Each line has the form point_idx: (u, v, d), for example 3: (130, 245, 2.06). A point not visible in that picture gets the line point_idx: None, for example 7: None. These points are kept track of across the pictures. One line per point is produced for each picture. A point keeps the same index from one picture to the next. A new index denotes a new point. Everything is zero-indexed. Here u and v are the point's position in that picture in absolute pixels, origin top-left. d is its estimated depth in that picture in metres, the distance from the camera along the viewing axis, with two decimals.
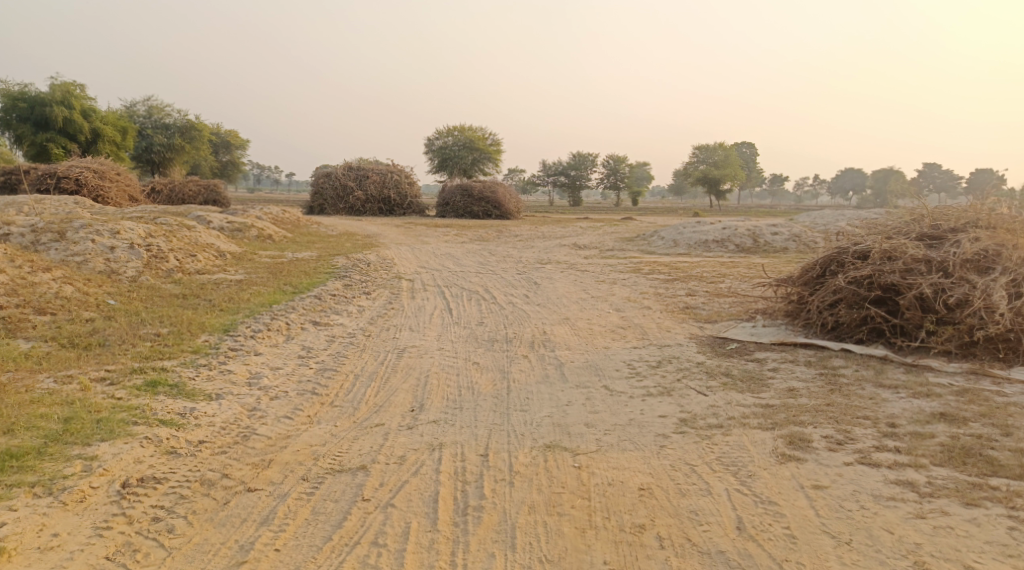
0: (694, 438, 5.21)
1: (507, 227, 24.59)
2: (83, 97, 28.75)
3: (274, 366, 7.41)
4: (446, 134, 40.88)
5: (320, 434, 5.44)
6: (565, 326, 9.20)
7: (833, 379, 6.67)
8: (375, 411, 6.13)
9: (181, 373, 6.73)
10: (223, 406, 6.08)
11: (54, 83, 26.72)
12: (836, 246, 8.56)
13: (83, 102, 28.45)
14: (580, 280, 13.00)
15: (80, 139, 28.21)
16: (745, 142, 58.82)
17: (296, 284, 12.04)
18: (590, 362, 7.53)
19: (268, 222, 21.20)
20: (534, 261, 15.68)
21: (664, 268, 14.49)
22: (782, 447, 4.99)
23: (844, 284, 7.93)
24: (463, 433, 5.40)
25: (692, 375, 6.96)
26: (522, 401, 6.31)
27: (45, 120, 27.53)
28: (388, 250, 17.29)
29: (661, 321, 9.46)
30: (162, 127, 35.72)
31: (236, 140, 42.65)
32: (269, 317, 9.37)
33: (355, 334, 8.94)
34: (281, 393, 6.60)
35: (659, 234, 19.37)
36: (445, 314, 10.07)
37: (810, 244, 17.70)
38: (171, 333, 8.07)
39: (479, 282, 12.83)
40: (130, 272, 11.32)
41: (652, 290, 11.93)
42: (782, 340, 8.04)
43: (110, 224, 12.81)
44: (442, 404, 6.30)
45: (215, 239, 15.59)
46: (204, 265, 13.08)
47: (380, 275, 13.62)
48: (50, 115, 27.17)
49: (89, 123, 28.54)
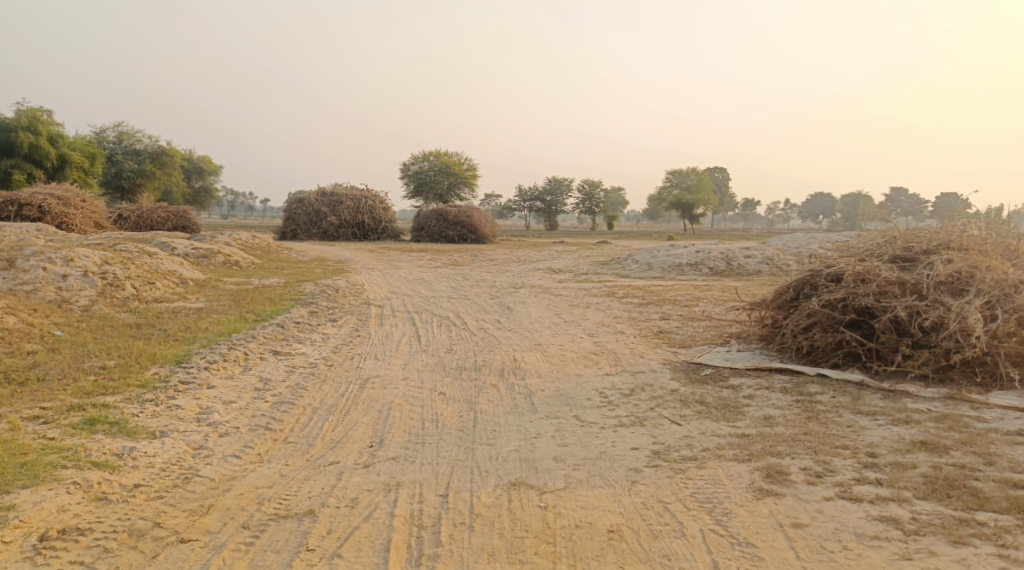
0: (667, 472, 4.89)
1: (481, 252, 24.30)
2: (50, 122, 28.21)
3: (227, 400, 7.02)
4: (422, 159, 40.68)
5: (268, 474, 5.06)
6: (536, 352, 8.88)
7: (810, 406, 6.40)
8: (330, 448, 5.75)
9: (124, 410, 6.32)
10: (166, 444, 5.68)
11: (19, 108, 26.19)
12: (809, 268, 8.34)
13: (50, 128, 27.90)
14: (553, 305, 12.73)
15: (46, 165, 27.57)
16: (718, 167, 59.32)
17: (258, 312, 11.65)
18: (560, 391, 7.21)
19: (235, 247, 20.75)
20: (507, 286, 15.38)
21: (638, 292, 14.26)
22: (760, 481, 4.69)
23: (818, 307, 7.72)
24: (422, 471, 5.04)
25: (665, 403, 6.66)
26: (488, 434, 5.97)
27: (10, 147, 26.92)
28: (358, 276, 16.94)
29: (635, 346, 9.17)
30: (133, 152, 35.39)
31: (209, 166, 42.18)
32: (226, 346, 8.96)
33: (317, 364, 8.56)
34: (231, 429, 6.20)
35: (633, 257, 19.21)
36: (412, 341, 9.71)
37: (783, 267, 17.62)
38: (118, 366, 7.66)
39: (451, 307, 12.50)
40: (82, 300, 10.89)
41: (627, 314, 11.67)
42: (757, 366, 7.78)
43: (63, 252, 12.36)
44: (402, 439, 5.93)
45: (178, 265, 15.15)
46: (162, 293, 12.65)
47: (348, 301, 13.25)
48: (15, 142, 26.57)
49: (55, 149, 27.97)
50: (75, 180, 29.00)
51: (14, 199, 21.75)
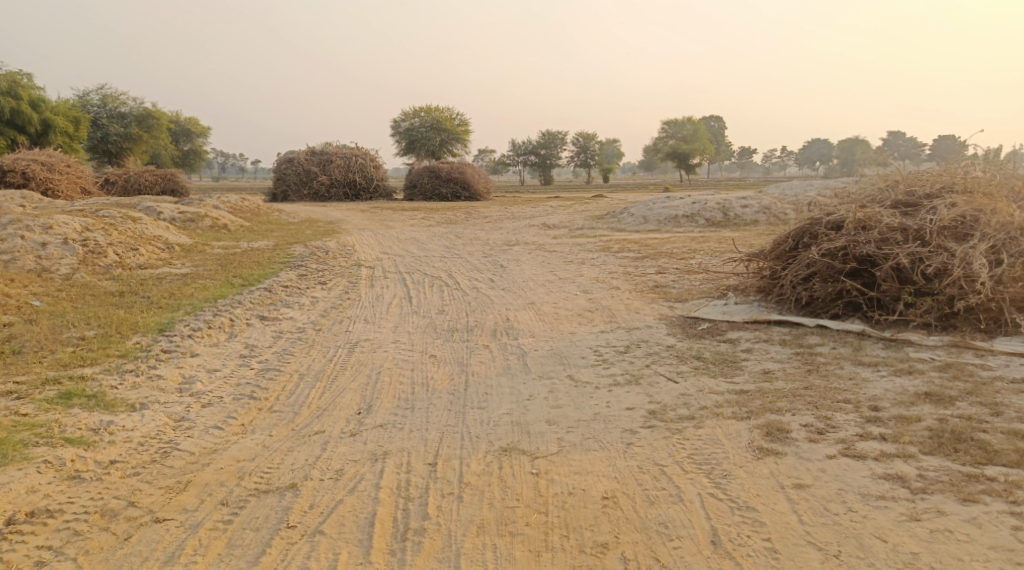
0: (664, 433, 4.71)
1: (475, 209, 23.96)
2: (32, 87, 27.54)
3: (210, 368, 6.82)
4: (412, 116, 40.01)
5: (250, 446, 4.88)
6: (529, 311, 8.67)
7: (810, 359, 6.22)
8: (315, 416, 5.56)
9: (102, 382, 6.14)
10: (145, 417, 5.49)
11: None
12: (808, 217, 8.09)
13: (32, 92, 27.23)
14: (548, 261, 12.49)
15: (29, 130, 26.96)
16: (713, 117, 58.59)
17: (246, 276, 11.40)
18: (554, 350, 7.00)
19: (224, 210, 20.39)
20: (501, 243, 15.12)
21: (634, 245, 14.01)
22: (759, 439, 4.50)
23: (817, 257, 7.49)
24: (410, 439, 4.85)
25: (662, 360, 6.46)
26: (479, 397, 5.77)
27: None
28: (349, 236, 16.66)
29: (630, 302, 8.96)
30: (118, 116, 34.63)
31: (196, 128, 41.46)
32: (211, 313, 8.73)
33: (305, 328, 8.34)
34: (214, 399, 6.01)
35: (629, 210, 18.90)
36: (404, 302, 9.49)
37: (780, 216, 17.36)
38: (98, 336, 7.46)
39: (443, 267, 12.25)
40: (63, 269, 10.66)
41: (622, 269, 11.43)
42: (755, 318, 7.59)
43: (42, 220, 12.05)
44: (390, 405, 5.74)
45: (164, 230, 14.85)
46: (147, 259, 12.37)
47: (339, 263, 12.98)
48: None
49: (39, 114, 27.35)
50: (60, 146, 28.43)
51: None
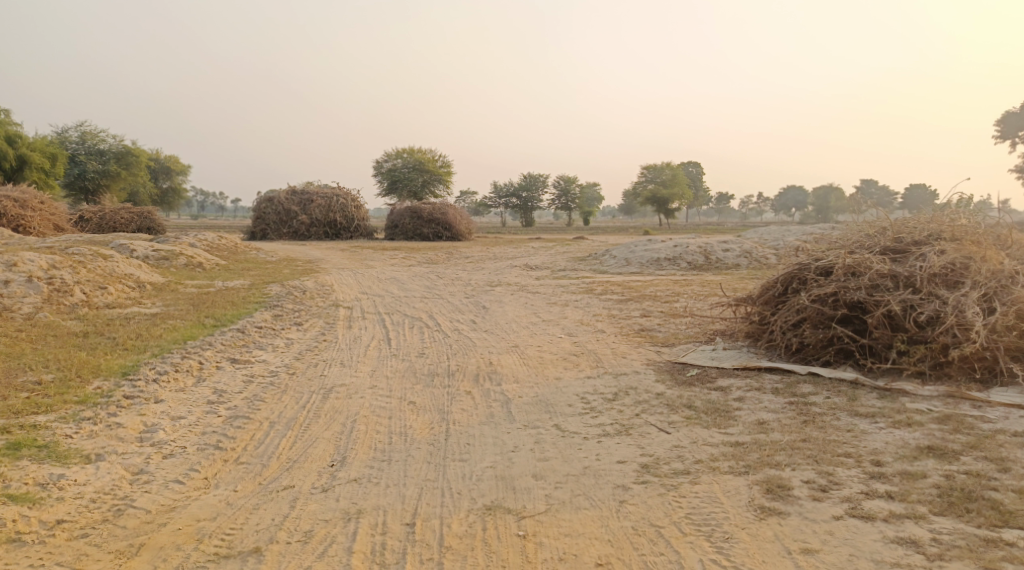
0: (658, 490, 4.42)
1: (456, 249, 23.75)
2: (9, 123, 27.18)
3: (175, 415, 6.44)
4: (395, 158, 40.06)
5: (212, 503, 4.52)
6: (512, 355, 8.38)
7: (805, 408, 5.96)
8: (285, 469, 5.21)
9: (56, 431, 5.77)
10: (100, 470, 5.12)
11: None
12: (797, 261, 7.91)
13: (9, 128, 26.86)
14: (530, 303, 12.23)
15: (5, 166, 26.51)
16: (691, 161, 59.25)
17: (219, 316, 11.03)
18: (539, 397, 6.70)
19: (200, 248, 20.02)
20: (482, 284, 14.87)
21: (617, 288, 13.82)
22: (760, 497, 4.22)
23: (807, 303, 7.28)
24: (386, 495, 4.52)
25: (651, 409, 6.18)
26: (461, 449, 5.45)
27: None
28: (328, 276, 16.34)
29: (616, 346, 8.70)
30: (97, 153, 34.22)
31: (177, 166, 41.13)
32: (180, 355, 8.35)
33: (278, 372, 7.99)
34: (177, 449, 5.64)
35: (611, 253, 18.77)
36: (382, 345, 9.16)
37: (762, 261, 17.27)
38: (57, 380, 7.08)
39: (423, 308, 11.96)
40: (26, 308, 10.26)
41: (606, 311, 11.20)
42: (745, 365, 7.35)
43: (7, 256, 11.65)
44: (365, 456, 5.40)
45: (136, 268, 14.46)
46: (116, 298, 11.96)
47: (316, 303, 12.66)
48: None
49: (15, 150, 26.92)
50: (36, 182, 27.96)
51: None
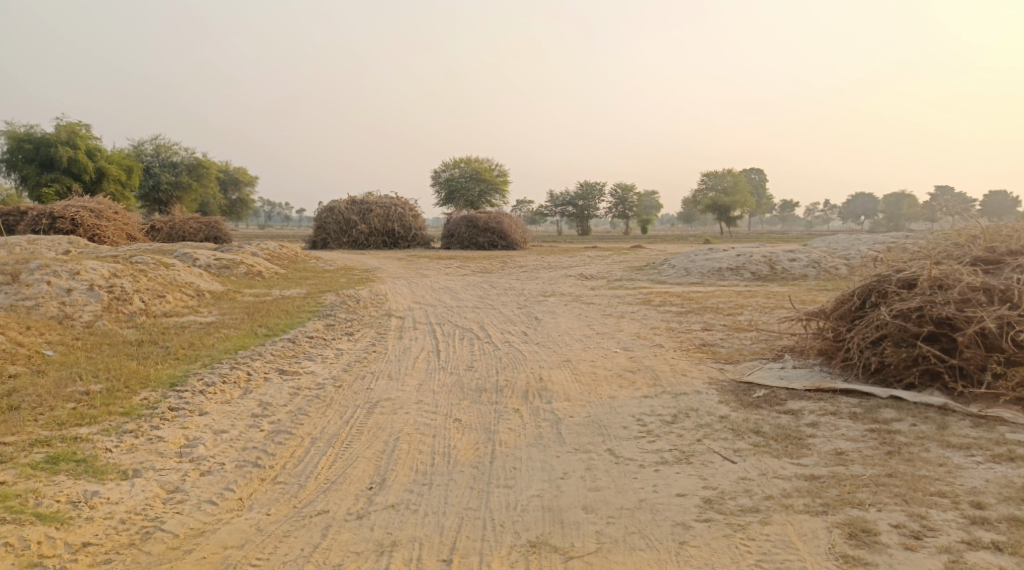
0: (723, 530, 4.03)
1: (512, 258, 23.47)
2: (90, 137, 28.14)
3: (217, 429, 6.26)
4: (451, 167, 40.31)
5: (242, 527, 4.29)
6: (564, 370, 7.99)
7: (889, 439, 5.44)
8: (321, 491, 4.95)
9: (96, 445, 5.62)
10: (134, 487, 4.92)
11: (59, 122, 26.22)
12: (875, 273, 7.33)
13: (89, 142, 27.81)
14: (585, 314, 11.83)
15: (85, 179, 27.31)
16: (755, 169, 57.89)
17: (272, 325, 10.94)
18: (592, 418, 6.30)
19: (261, 257, 20.20)
20: (537, 293, 14.52)
21: (677, 299, 13.30)
22: (842, 545, 3.82)
23: (888, 319, 6.71)
24: (423, 525, 4.23)
25: (715, 434, 5.73)
26: (506, 473, 5.11)
27: (51, 161, 26.93)
28: (382, 285, 16.22)
29: (675, 362, 8.22)
30: (170, 165, 35.00)
31: (246, 178, 42.03)
32: (229, 366, 8.22)
33: (325, 384, 7.77)
34: (215, 466, 5.43)
35: (670, 262, 18.20)
36: (431, 357, 8.89)
37: (832, 271, 16.44)
38: (104, 390, 6.99)
39: (475, 318, 11.66)
40: (86, 316, 10.35)
41: (665, 324, 10.70)
42: (818, 386, 6.82)
43: (70, 264, 11.80)
44: (405, 479, 5.10)
45: (197, 277, 14.57)
46: (174, 306, 12.00)
47: (369, 312, 12.50)
48: (55, 155, 26.52)
49: (94, 162, 27.77)
50: (115, 194, 28.72)
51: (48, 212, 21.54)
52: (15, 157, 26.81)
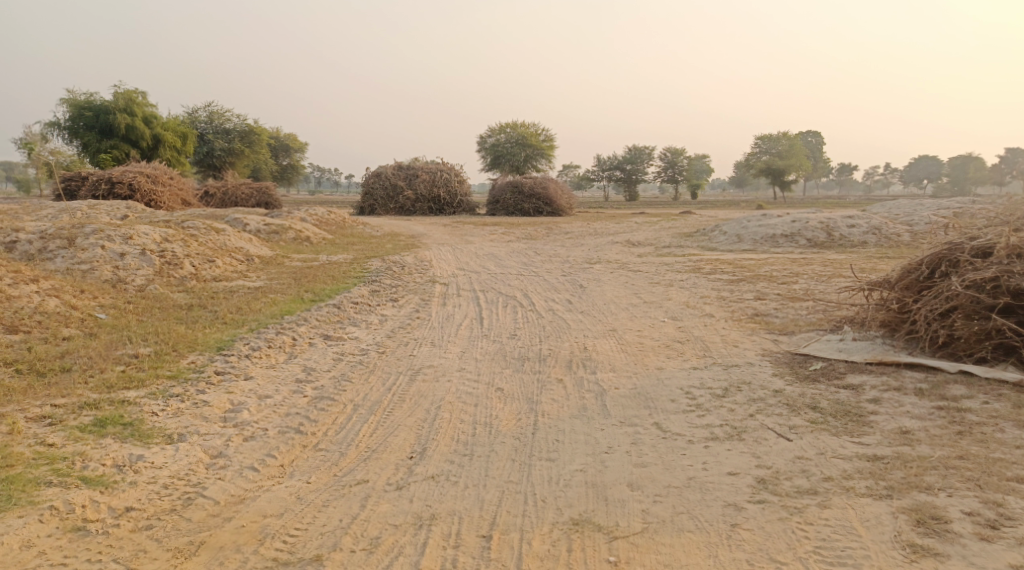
0: (779, 513, 3.96)
1: (559, 224, 23.20)
2: (146, 104, 28.49)
3: (261, 395, 6.24)
4: (499, 132, 39.60)
5: (282, 495, 4.30)
6: (610, 339, 7.80)
7: (958, 418, 5.21)
8: (362, 460, 4.89)
9: (143, 408, 5.64)
10: (178, 452, 4.92)
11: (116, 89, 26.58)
12: (946, 241, 7.00)
13: (146, 109, 28.17)
14: (632, 282, 11.60)
15: (142, 145, 27.88)
16: (811, 132, 56.18)
17: (318, 291, 10.95)
18: (639, 389, 6.13)
19: (309, 222, 20.30)
20: (583, 260, 14.30)
21: (727, 266, 12.97)
22: (909, 533, 3.77)
23: (960, 289, 6.39)
24: (464, 499, 4.20)
25: (768, 409, 5.52)
26: (549, 446, 4.99)
27: (109, 127, 27.46)
28: (428, 251, 16.16)
29: (726, 333, 7.95)
30: (223, 131, 35.33)
31: (296, 143, 42.26)
32: (274, 331, 8.23)
33: (368, 351, 7.72)
34: (258, 432, 5.41)
35: (721, 228, 17.75)
36: (475, 324, 8.79)
37: (893, 238, 15.79)
38: (152, 354, 7.04)
39: (520, 285, 11.51)
40: (138, 280, 10.49)
41: (715, 293, 10.41)
42: (880, 360, 6.51)
43: (123, 229, 11.96)
44: (446, 449, 5.02)
45: (246, 242, 14.66)
46: (222, 271, 12.09)
47: (414, 278, 12.44)
48: (113, 122, 27.00)
49: (150, 129, 28.22)
50: (171, 160, 29.13)
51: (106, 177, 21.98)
52: (75, 124, 27.33)
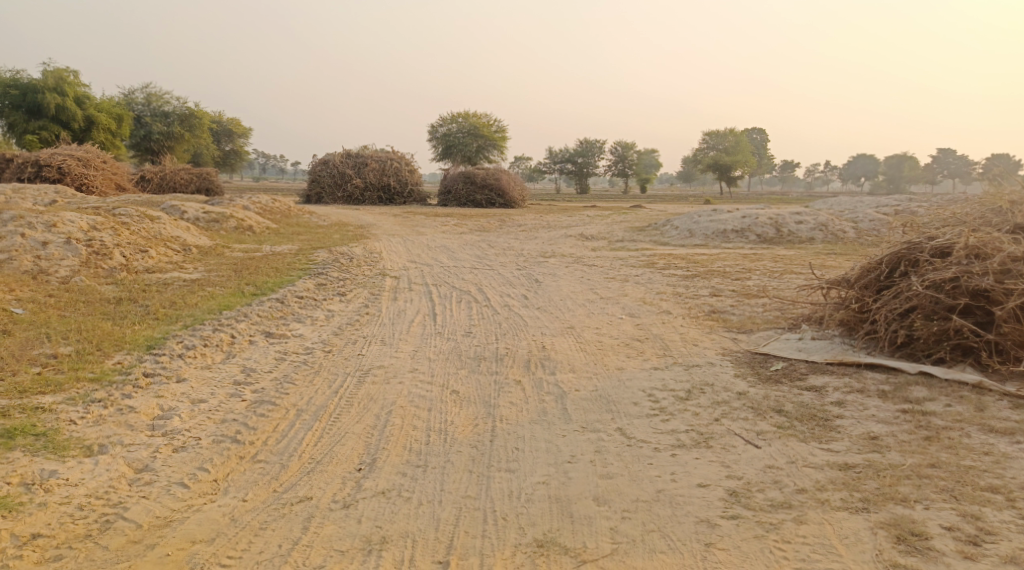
0: (754, 530, 3.74)
1: (510, 216, 22.89)
2: (78, 84, 27.19)
3: (195, 399, 5.77)
4: (449, 121, 39.24)
5: (213, 517, 3.94)
6: (567, 338, 7.51)
7: (925, 421, 5.04)
8: (305, 473, 4.50)
9: (60, 415, 5.15)
10: (98, 466, 4.46)
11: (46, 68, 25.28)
12: (905, 240, 6.87)
13: (78, 89, 26.87)
14: (587, 277, 11.34)
15: (74, 127, 26.57)
16: (756, 128, 56.97)
17: (259, 284, 10.41)
18: (600, 392, 5.85)
19: (253, 211, 19.57)
20: (537, 254, 14.01)
21: (681, 261, 12.82)
22: (890, 551, 3.58)
23: (920, 289, 6.26)
24: (417, 517, 3.89)
25: (734, 413, 5.29)
26: (508, 455, 4.67)
27: (38, 107, 26.12)
28: (377, 242, 15.66)
29: (685, 331, 7.74)
30: (162, 115, 34.01)
31: (240, 129, 40.99)
32: (211, 328, 7.72)
33: (313, 349, 7.29)
34: (190, 441, 4.96)
35: (673, 222, 17.67)
36: (427, 320, 8.41)
37: (839, 234, 15.88)
38: (74, 353, 6.48)
39: (473, 279, 11.15)
40: (62, 271, 9.82)
41: (671, 289, 10.22)
42: (840, 360, 6.37)
43: (47, 216, 11.21)
44: (398, 460, 4.66)
45: (183, 231, 13.96)
46: (156, 261, 11.45)
47: (362, 271, 11.98)
48: (43, 102, 25.65)
49: (82, 110, 26.91)
50: (105, 143, 27.84)
51: (33, 160, 20.85)
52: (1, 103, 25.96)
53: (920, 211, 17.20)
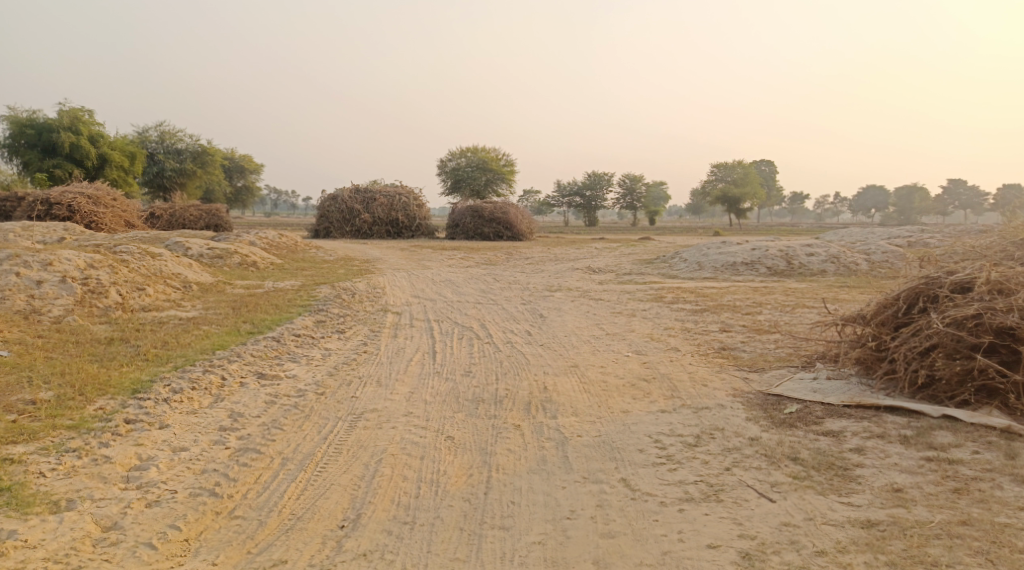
0: None
1: (518, 250, 22.66)
2: (92, 123, 27.34)
3: (176, 447, 5.47)
4: (458, 155, 39.37)
5: None
6: (571, 378, 7.19)
7: (953, 470, 4.69)
8: (284, 532, 4.21)
9: (30, 467, 4.86)
10: (63, 525, 4.17)
11: (62, 107, 25.44)
12: (923, 275, 6.55)
13: (92, 128, 27.00)
14: (593, 312, 11.04)
15: (87, 165, 26.62)
16: (765, 160, 56.91)
17: (258, 322, 10.16)
18: (603, 438, 5.51)
19: (259, 247, 19.42)
20: (543, 288, 13.73)
21: (691, 295, 12.51)
22: None
23: (941, 327, 5.93)
24: None
25: (746, 462, 4.95)
26: (503, 510, 4.35)
27: (52, 146, 26.23)
28: (381, 278, 15.42)
29: (694, 370, 7.41)
30: (174, 152, 34.16)
31: (251, 165, 41.16)
32: (202, 369, 7.44)
33: (306, 392, 6.98)
34: (165, 495, 4.65)
35: (681, 255, 17.38)
36: (426, 359, 8.12)
37: (852, 266, 15.53)
38: (55, 398, 6.21)
39: (476, 315, 10.86)
40: (56, 311, 9.61)
41: (680, 324, 9.90)
42: (858, 402, 6.01)
43: (44, 254, 11.04)
44: (384, 515, 4.34)
45: (185, 268, 13.77)
46: (154, 299, 11.23)
47: (364, 308, 11.71)
48: (57, 141, 25.77)
49: (96, 149, 26.99)
50: (117, 181, 27.88)
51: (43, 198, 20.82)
52: (16, 142, 26.12)
53: (933, 243, 16.86)
